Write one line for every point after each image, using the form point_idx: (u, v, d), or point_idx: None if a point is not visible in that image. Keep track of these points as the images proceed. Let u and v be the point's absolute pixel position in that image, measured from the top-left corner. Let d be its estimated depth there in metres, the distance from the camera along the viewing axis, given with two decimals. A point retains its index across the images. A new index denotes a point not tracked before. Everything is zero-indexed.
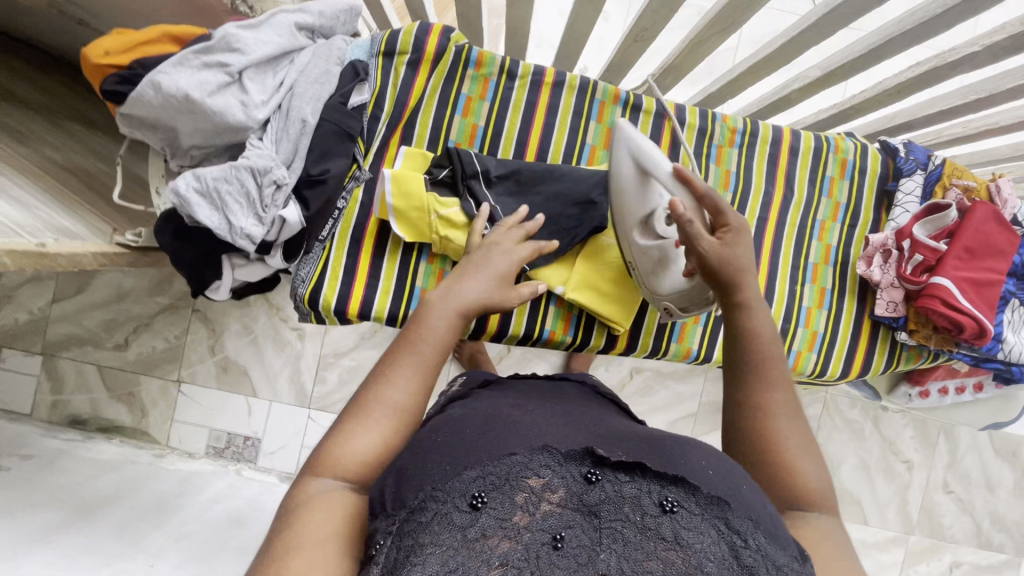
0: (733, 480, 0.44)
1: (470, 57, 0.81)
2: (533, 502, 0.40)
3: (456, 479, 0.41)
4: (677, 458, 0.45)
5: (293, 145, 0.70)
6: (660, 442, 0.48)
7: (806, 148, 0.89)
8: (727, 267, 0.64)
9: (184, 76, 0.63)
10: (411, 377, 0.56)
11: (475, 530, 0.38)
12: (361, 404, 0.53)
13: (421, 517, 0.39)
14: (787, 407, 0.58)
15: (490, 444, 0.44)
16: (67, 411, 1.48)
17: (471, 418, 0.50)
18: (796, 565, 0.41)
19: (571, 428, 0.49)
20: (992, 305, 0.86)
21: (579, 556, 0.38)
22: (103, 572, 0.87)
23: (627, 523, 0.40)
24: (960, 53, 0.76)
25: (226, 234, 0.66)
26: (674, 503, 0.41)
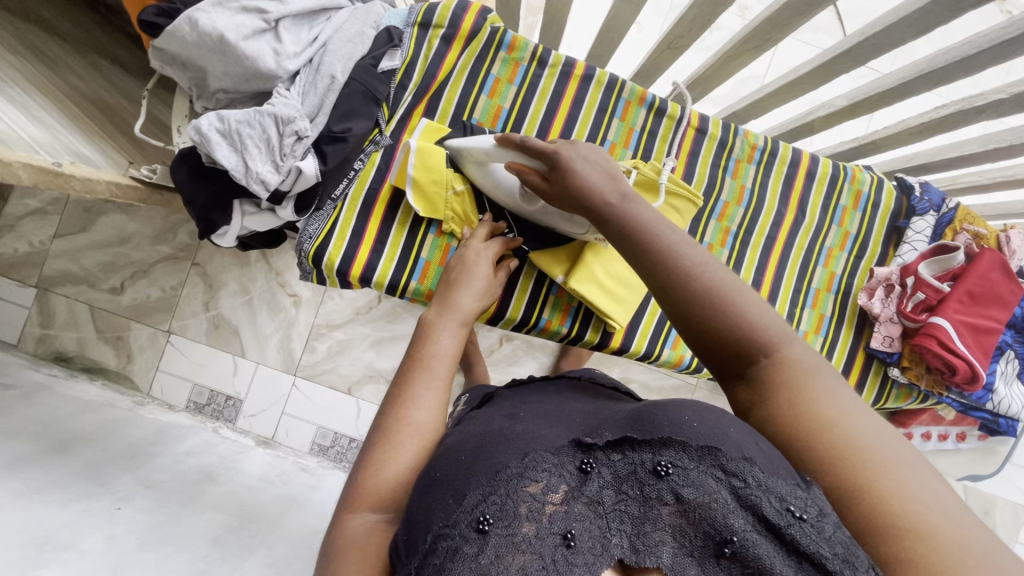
0: (719, 427, 0.41)
1: (504, 40, 0.81)
2: (537, 509, 0.39)
3: (459, 509, 0.40)
4: (655, 424, 0.41)
5: (319, 100, 0.69)
6: (643, 408, 0.45)
7: (823, 174, 0.90)
8: (565, 200, 0.57)
9: (221, 17, 0.63)
10: (432, 395, 0.57)
11: (488, 555, 0.37)
12: (385, 432, 0.53)
13: (435, 560, 0.39)
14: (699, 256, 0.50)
15: (485, 463, 0.43)
16: (54, 347, 1.47)
17: (466, 442, 0.48)
18: (801, 492, 0.39)
19: (564, 429, 0.48)
20: (987, 353, 0.87)
21: (593, 548, 0.37)
22: (67, 509, 0.87)
23: (629, 501, 0.40)
24: (987, 98, 0.77)
25: (242, 176, 0.65)
26: (668, 465, 0.39)
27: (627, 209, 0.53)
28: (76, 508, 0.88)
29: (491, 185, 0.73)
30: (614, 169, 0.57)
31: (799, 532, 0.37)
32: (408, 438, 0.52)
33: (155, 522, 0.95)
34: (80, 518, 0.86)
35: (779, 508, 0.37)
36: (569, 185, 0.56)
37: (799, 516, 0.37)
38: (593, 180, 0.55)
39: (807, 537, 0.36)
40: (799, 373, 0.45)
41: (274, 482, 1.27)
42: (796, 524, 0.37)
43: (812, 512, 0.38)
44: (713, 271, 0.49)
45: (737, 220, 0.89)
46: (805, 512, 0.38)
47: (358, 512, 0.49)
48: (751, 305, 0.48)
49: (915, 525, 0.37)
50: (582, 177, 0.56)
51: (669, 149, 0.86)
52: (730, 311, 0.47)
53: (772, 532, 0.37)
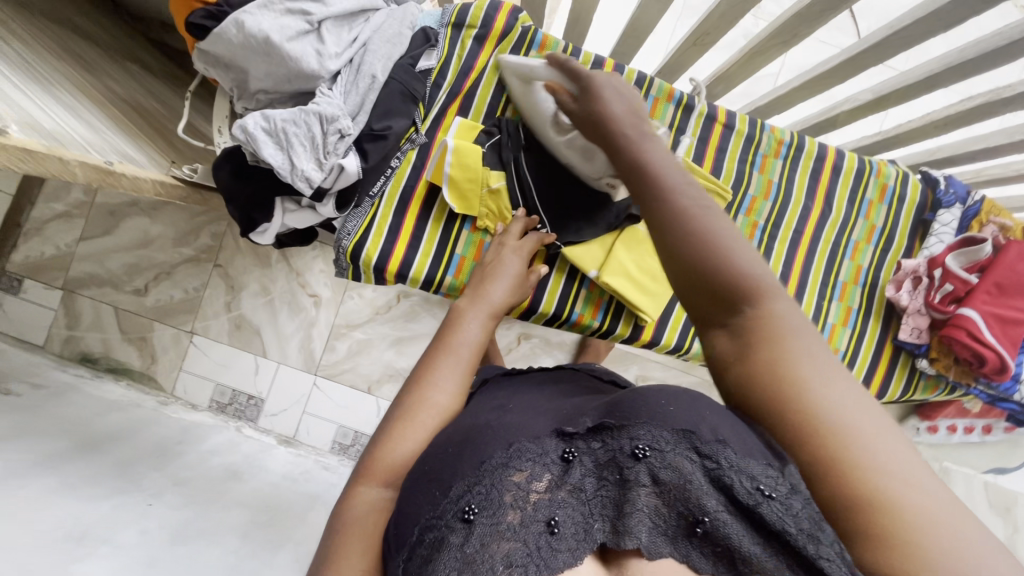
0: (698, 408, 0.42)
1: (535, 39, 0.83)
2: (522, 498, 0.41)
3: (447, 500, 0.42)
4: (632, 409, 0.42)
5: (360, 99, 0.71)
6: (622, 396, 0.45)
7: (849, 168, 0.91)
8: (585, 121, 0.56)
9: (267, 19, 0.65)
10: (451, 379, 0.59)
11: (473, 544, 0.39)
12: (407, 408, 0.55)
13: (425, 549, 0.41)
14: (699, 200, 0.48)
15: (470, 455, 0.45)
16: (79, 348, 1.50)
17: (452, 436, 0.49)
18: (773, 471, 0.39)
19: (545, 412, 0.49)
20: (1016, 343, 0.87)
21: (576, 533, 0.39)
22: (103, 505, 0.89)
23: (609, 485, 0.41)
24: (1015, 90, 0.77)
25: (287, 174, 0.67)
26: (645, 448, 0.40)
27: (638, 147, 0.51)
28: (110, 504, 0.90)
29: (531, 105, 0.75)
30: (640, 108, 0.55)
31: (767, 509, 0.37)
32: (428, 416, 0.54)
33: (186, 518, 0.96)
34: (115, 513, 0.88)
35: (749, 487, 0.38)
36: (592, 111, 0.55)
37: (768, 495, 0.38)
38: (616, 110, 0.53)
39: (775, 514, 0.37)
40: (778, 328, 0.43)
41: (297, 480, 1.28)
42: (766, 502, 0.37)
43: (782, 489, 0.38)
44: (707, 216, 0.47)
45: (764, 214, 0.90)
46: (775, 490, 0.38)
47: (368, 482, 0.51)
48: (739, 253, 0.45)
49: (872, 500, 0.37)
50: (606, 107, 0.54)
51: (697, 144, 0.88)
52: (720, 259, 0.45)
53: (742, 510, 0.38)
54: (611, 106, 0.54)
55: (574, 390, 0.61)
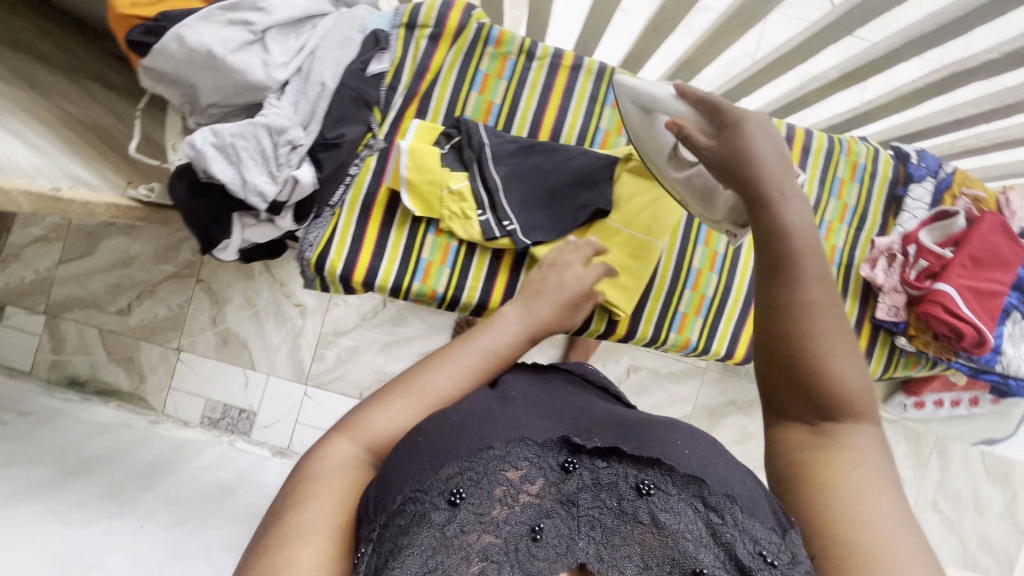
0: (710, 456, 0.44)
1: (490, 35, 0.81)
2: (512, 495, 0.40)
3: (433, 477, 0.40)
4: (651, 442, 0.44)
5: (310, 108, 0.69)
6: (639, 421, 0.47)
7: (818, 147, 0.90)
8: (723, 165, 0.54)
9: (209, 31, 0.64)
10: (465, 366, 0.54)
11: (454, 528, 0.37)
12: (410, 382, 0.52)
13: (400, 521, 0.39)
14: (827, 305, 0.50)
15: (469, 437, 0.43)
16: (67, 372, 1.49)
17: (451, 413, 0.46)
18: (776, 537, 0.40)
19: (552, 419, 0.47)
20: (994, 316, 0.86)
21: (558, 546, 0.38)
22: (92, 530, 0.88)
23: (604, 509, 0.41)
24: (977, 60, 0.77)
25: (239, 189, 0.65)
26: (650, 486, 0.41)
27: (780, 211, 0.51)
28: (99, 529, 0.89)
29: (645, 134, 0.70)
30: (786, 160, 0.54)
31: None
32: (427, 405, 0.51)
33: (180, 538, 0.96)
34: (104, 538, 0.87)
35: (752, 552, 0.39)
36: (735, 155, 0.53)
37: (770, 561, 0.39)
38: (767, 161, 0.52)
39: None
40: (857, 448, 0.46)
41: None
42: (767, 569, 0.39)
43: (784, 559, 0.39)
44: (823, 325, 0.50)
45: None
46: (777, 559, 0.39)
47: (346, 436, 0.48)
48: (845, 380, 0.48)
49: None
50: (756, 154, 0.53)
51: None
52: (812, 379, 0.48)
53: (739, 571, 0.39)
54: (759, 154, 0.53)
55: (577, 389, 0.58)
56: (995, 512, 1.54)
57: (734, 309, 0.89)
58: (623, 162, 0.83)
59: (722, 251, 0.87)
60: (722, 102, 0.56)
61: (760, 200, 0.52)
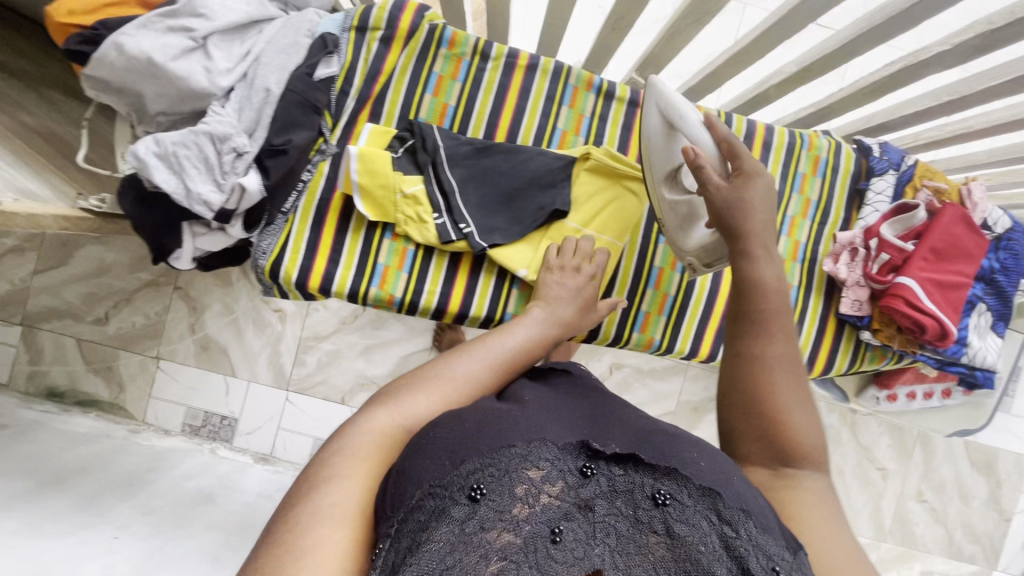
0: (725, 470, 0.44)
1: (443, 36, 0.80)
2: (532, 495, 0.40)
3: (454, 472, 0.40)
4: (672, 451, 0.44)
5: (255, 115, 0.68)
6: (655, 432, 0.48)
7: (780, 143, 0.89)
8: (724, 209, 0.64)
9: (148, 39, 0.63)
10: (485, 360, 0.58)
11: (473, 525, 0.38)
12: (436, 368, 0.55)
13: (420, 516, 0.38)
14: (784, 359, 0.59)
15: (490, 435, 0.43)
16: (45, 383, 1.47)
17: (467, 413, 0.46)
18: (787, 554, 0.41)
19: (572, 427, 0.48)
20: (956, 308, 0.87)
21: (575, 551, 0.38)
22: (64, 543, 0.87)
23: (620, 517, 0.41)
24: (932, 51, 0.74)
25: (183, 199, 0.65)
26: (667, 496, 0.41)
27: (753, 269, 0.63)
28: (72, 540, 0.88)
29: (659, 147, 0.73)
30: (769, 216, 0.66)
31: None
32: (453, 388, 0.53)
33: (154, 548, 0.95)
34: (76, 550, 0.86)
35: (764, 564, 0.39)
36: (735, 206, 0.64)
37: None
38: (757, 220, 0.64)
39: None
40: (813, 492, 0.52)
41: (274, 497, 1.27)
42: None
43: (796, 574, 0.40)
44: (781, 374, 0.58)
45: None
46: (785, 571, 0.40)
47: (383, 411, 0.50)
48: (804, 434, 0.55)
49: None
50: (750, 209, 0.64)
51: (620, 132, 0.86)
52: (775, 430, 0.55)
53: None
54: (755, 207, 0.64)
55: (588, 394, 0.58)
56: (979, 501, 1.55)
57: (698, 306, 0.88)
58: (581, 161, 0.81)
59: None
60: (739, 151, 0.65)
61: (743, 252, 0.63)
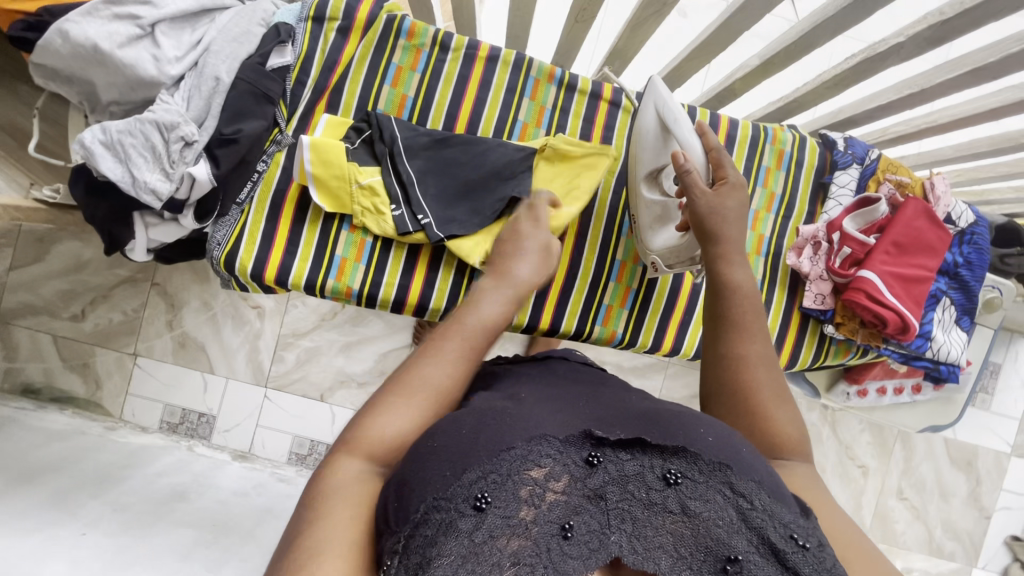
0: (731, 444, 0.45)
1: (402, 27, 0.80)
2: (538, 495, 0.39)
3: (457, 484, 0.39)
4: (675, 432, 0.45)
5: (205, 104, 0.68)
6: (661, 414, 0.49)
7: (743, 136, 0.89)
8: (707, 214, 0.65)
9: (93, 26, 0.63)
10: (455, 355, 0.52)
11: (482, 534, 0.37)
12: (402, 381, 0.49)
13: (427, 531, 0.37)
14: (764, 359, 0.57)
15: (488, 439, 0.42)
16: (20, 380, 1.46)
17: (463, 416, 0.45)
18: (803, 521, 0.43)
19: (566, 414, 0.48)
20: (919, 302, 0.86)
21: (589, 542, 0.38)
22: (29, 540, 0.86)
23: (633, 501, 0.41)
24: (888, 44, 0.74)
25: (130, 187, 0.64)
26: (677, 475, 0.42)
27: (727, 272, 0.62)
28: (37, 538, 0.87)
29: (651, 144, 0.74)
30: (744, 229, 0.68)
31: (802, 559, 0.40)
32: (423, 398, 0.49)
33: (123, 544, 0.94)
34: (41, 547, 0.85)
35: (783, 535, 0.41)
36: (717, 213, 0.65)
37: (800, 543, 0.41)
38: (731, 233, 0.65)
39: (809, 564, 0.40)
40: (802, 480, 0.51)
41: (250, 494, 1.26)
42: (800, 551, 0.40)
43: (814, 541, 0.41)
44: (761, 370, 0.56)
45: None
46: (808, 540, 0.41)
47: (358, 453, 0.45)
48: (786, 423, 0.53)
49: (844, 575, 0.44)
50: (728, 221, 0.66)
51: (583, 124, 0.86)
52: (760, 424, 0.53)
53: (774, 556, 0.40)
54: (734, 218, 0.66)
55: (575, 383, 0.58)
56: (959, 498, 1.55)
57: (660, 302, 0.88)
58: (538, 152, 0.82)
59: None
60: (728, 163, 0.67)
61: (716, 257, 0.64)
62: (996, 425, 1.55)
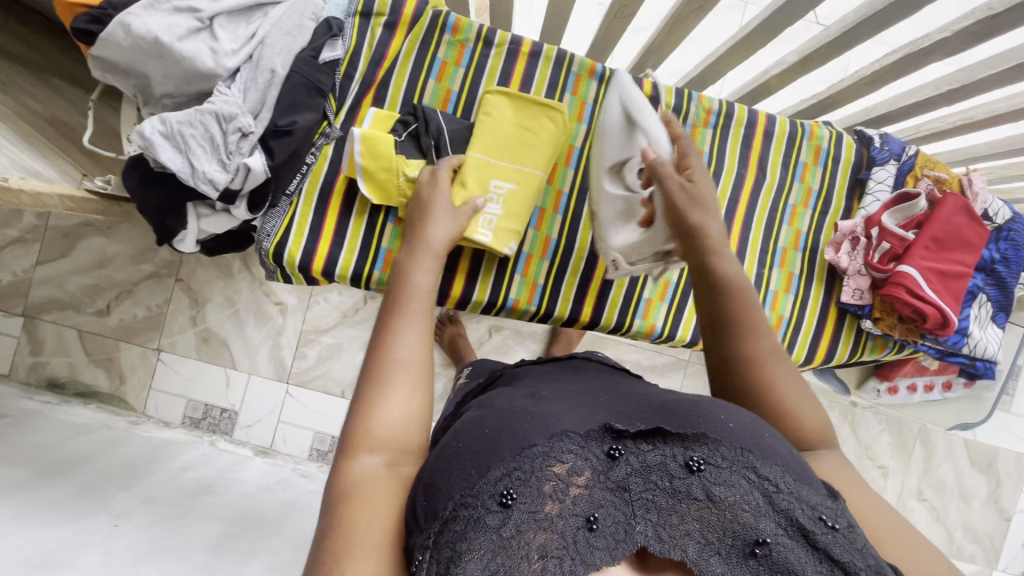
0: (754, 428, 0.44)
1: (447, 23, 0.80)
2: (562, 489, 0.39)
3: (482, 481, 0.40)
4: (691, 421, 0.44)
5: (261, 96, 0.69)
6: (677, 404, 0.48)
7: (781, 132, 0.89)
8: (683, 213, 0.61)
9: (154, 19, 0.63)
10: (415, 330, 0.53)
11: (510, 529, 0.37)
12: (377, 371, 0.50)
13: (456, 526, 0.38)
14: (774, 352, 0.56)
15: (511, 438, 0.42)
16: (46, 374, 1.47)
17: (487, 417, 0.46)
18: (831, 503, 0.42)
19: (588, 406, 0.48)
20: (957, 298, 0.87)
21: (615, 533, 0.38)
22: (63, 530, 0.86)
23: (657, 491, 0.41)
24: (931, 39, 0.75)
25: (189, 177, 0.65)
26: (700, 462, 0.41)
27: (721, 265, 0.59)
28: (71, 529, 0.87)
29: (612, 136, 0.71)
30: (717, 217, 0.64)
31: (832, 540, 0.39)
32: (403, 378, 0.50)
33: (154, 536, 0.94)
34: (76, 537, 0.86)
35: (812, 517, 0.40)
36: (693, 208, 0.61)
37: (830, 525, 0.40)
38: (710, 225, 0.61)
39: (841, 546, 0.39)
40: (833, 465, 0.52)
41: (274, 489, 1.27)
42: (829, 532, 0.39)
43: (843, 522, 0.41)
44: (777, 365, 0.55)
45: None
46: (836, 522, 0.41)
47: (364, 454, 0.45)
48: (807, 413, 0.53)
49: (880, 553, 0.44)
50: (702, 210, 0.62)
51: None
52: (783, 419, 0.52)
53: (803, 537, 0.39)
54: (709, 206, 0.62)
55: (602, 377, 0.59)
56: (979, 500, 1.54)
57: None
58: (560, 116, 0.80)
59: None
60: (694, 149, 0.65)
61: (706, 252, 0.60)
62: (1016, 427, 1.54)
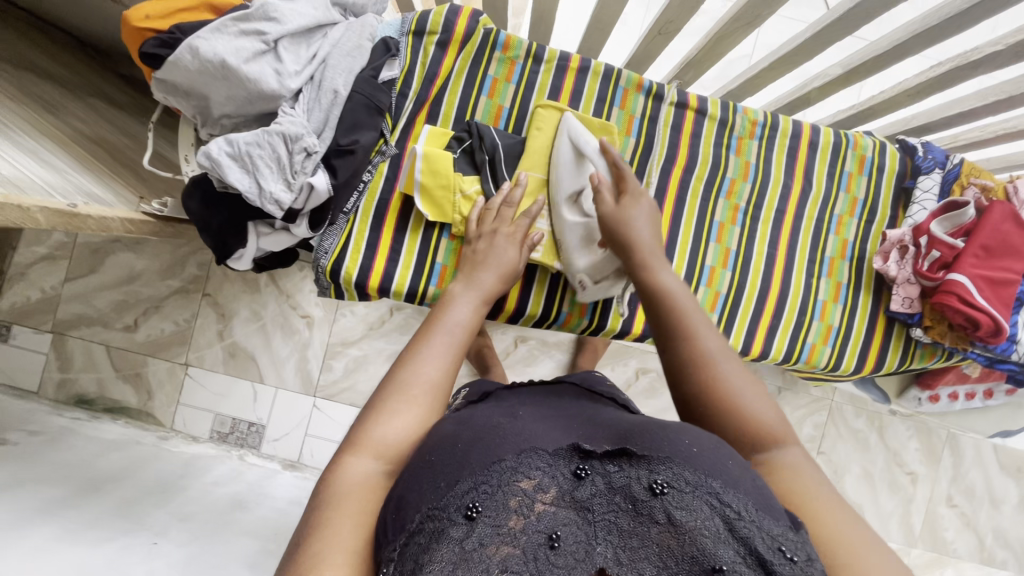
0: (719, 454, 0.43)
1: (498, 40, 0.81)
2: (527, 505, 0.39)
3: (450, 493, 0.40)
4: (656, 443, 0.42)
5: (324, 116, 0.70)
6: (641, 427, 0.46)
7: (826, 142, 0.90)
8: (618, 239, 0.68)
9: (221, 42, 0.63)
10: (444, 356, 0.54)
11: (473, 541, 0.37)
12: (400, 383, 0.51)
13: (420, 539, 0.38)
14: (721, 351, 0.55)
15: (479, 454, 0.42)
16: (74, 390, 1.47)
17: (462, 431, 0.46)
18: (792, 534, 0.39)
19: (561, 432, 0.47)
20: (1008, 305, 0.86)
21: (576, 553, 0.37)
22: (107, 547, 0.85)
23: (620, 512, 0.39)
24: (983, 52, 0.75)
25: (256, 198, 0.66)
26: (663, 485, 0.39)
27: (653, 277, 0.63)
28: (113, 547, 0.86)
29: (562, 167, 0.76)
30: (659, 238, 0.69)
31: (790, 572, 0.37)
32: (423, 398, 0.51)
33: (195, 553, 0.93)
34: (120, 556, 0.85)
35: (772, 547, 0.38)
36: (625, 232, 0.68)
37: (789, 557, 0.38)
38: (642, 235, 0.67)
39: None
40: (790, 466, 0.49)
41: None
42: (788, 564, 0.37)
43: (801, 556, 0.38)
44: (725, 364, 0.55)
45: (744, 196, 0.89)
46: (796, 553, 0.38)
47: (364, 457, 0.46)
48: (759, 403, 0.52)
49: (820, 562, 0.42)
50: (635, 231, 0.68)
51: (671, 132, 0.86)
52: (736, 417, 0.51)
53: (761, 567, 0.37)
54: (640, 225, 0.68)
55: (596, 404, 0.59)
56: (1011, 505, 1.53)
57: (749, 304, 0.89)
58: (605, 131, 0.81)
59: (733, 248, 0.89)
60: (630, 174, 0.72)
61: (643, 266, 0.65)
62: None
